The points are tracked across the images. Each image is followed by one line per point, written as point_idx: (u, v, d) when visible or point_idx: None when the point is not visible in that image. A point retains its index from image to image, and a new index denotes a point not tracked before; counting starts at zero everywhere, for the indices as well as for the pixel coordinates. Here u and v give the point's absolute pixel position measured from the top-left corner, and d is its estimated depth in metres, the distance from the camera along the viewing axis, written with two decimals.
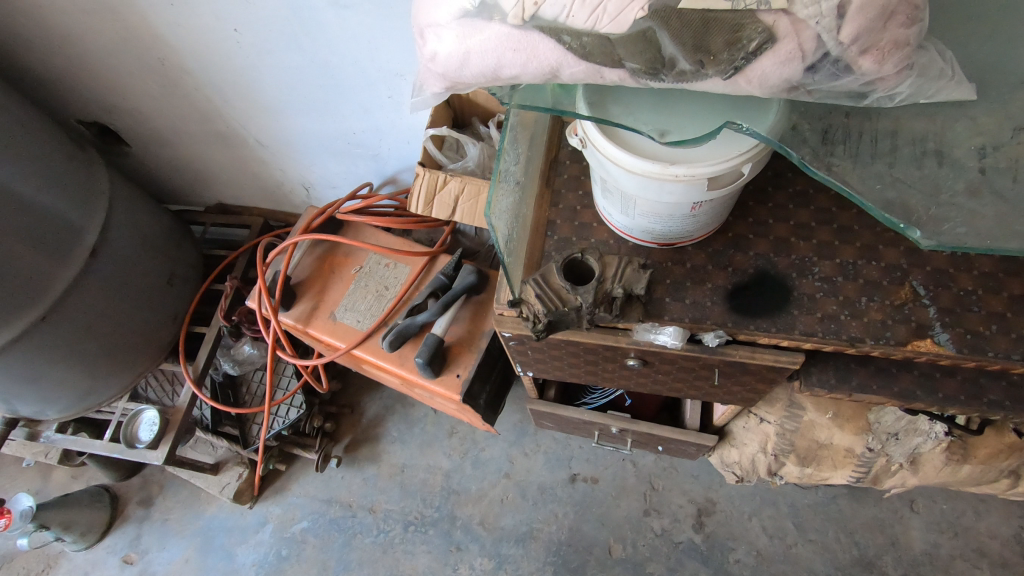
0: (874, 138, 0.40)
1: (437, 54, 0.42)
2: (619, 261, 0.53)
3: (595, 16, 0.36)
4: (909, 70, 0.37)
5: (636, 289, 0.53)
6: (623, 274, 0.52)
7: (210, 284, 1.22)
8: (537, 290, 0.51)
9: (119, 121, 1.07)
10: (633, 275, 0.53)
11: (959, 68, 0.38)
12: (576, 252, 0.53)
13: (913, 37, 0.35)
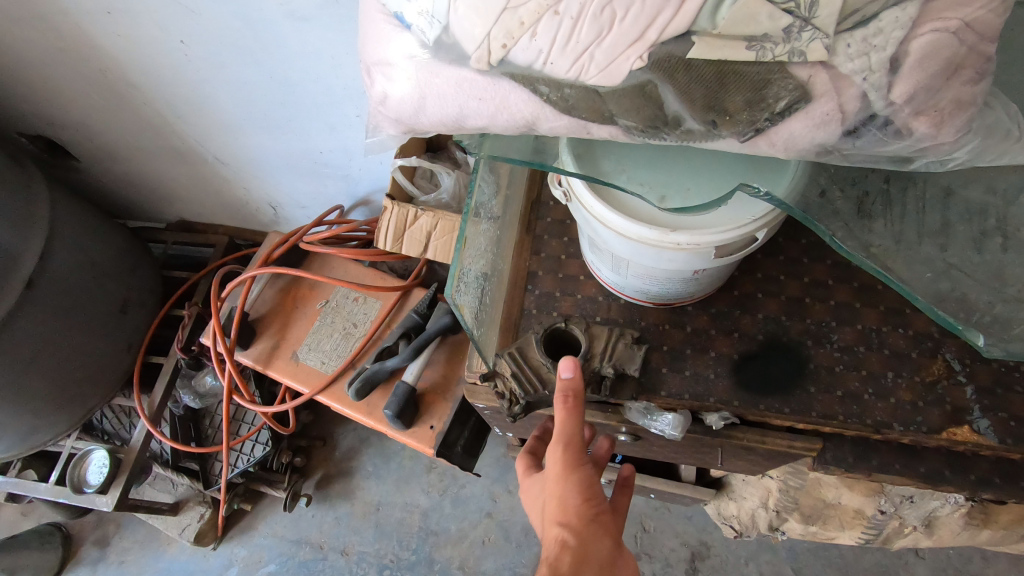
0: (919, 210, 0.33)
1: (387, 96, 0.35)
2: (609, 334, 0.47)
3: (580, 64, 0.28)
4: (970, 134, 0.29)
5: (629, 365, 0.46)
6: (614, 350, 0.46)
7: (169, 309, 1.13)
8: (513, 368, 0.45)
9: (65, 135, 0.98)
10: (627, 348, 0.47)
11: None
12: (558, 322, 0.47)
13: (980, 95, 0.28)
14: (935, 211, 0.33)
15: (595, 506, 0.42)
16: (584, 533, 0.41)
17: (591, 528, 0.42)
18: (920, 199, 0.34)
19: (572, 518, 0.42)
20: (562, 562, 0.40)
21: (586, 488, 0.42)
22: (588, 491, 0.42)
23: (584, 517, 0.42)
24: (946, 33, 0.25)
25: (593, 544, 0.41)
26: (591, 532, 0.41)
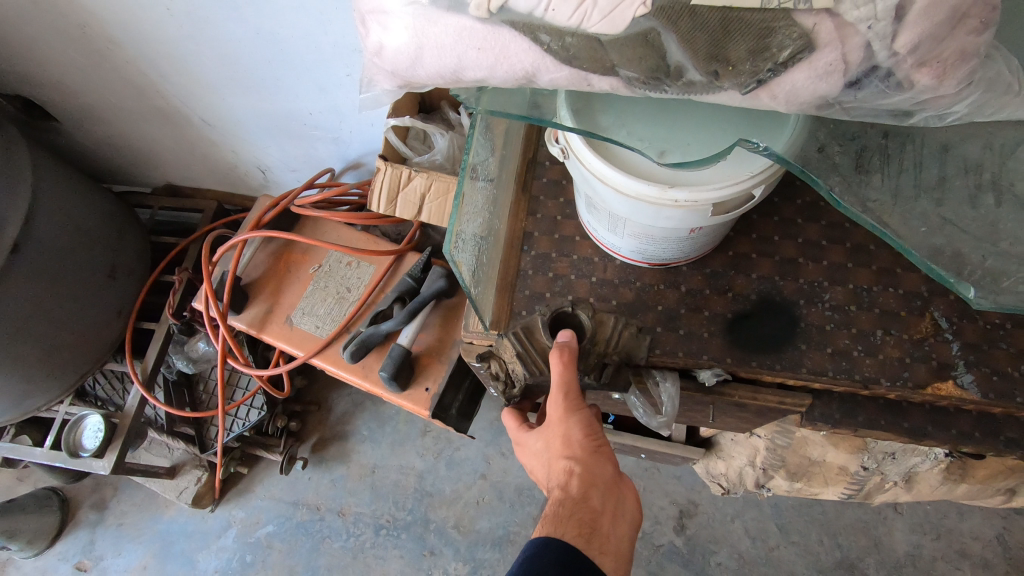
0: (916, 165, 0.33)
1: (383, 47, 0.34)
2: (615, 320, 0.46)
3: (582, 11, 0.27)
4: (970, 87, 0.29)
5: (633, 354, 0.46)
6: (620, 339, 0.46)
7: (159, 275, 1.12)
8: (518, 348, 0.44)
9: (43, 94, 0.95)
10: (631, 336, 0.46)
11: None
12: (561, 306, 0.46)
13: (982, 47, 0.28)
14: (931, 166, 0.33)
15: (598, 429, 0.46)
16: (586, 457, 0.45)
17: (593, 451, 0.46)
18: (921, 151, 0.34)
19: (575, 448, 0.45)
20: (570, 488, 0.44)
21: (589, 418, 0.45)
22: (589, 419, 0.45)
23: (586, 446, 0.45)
24: None
25: (596, 463, 0.45)
26: (593, 456, 0.45)
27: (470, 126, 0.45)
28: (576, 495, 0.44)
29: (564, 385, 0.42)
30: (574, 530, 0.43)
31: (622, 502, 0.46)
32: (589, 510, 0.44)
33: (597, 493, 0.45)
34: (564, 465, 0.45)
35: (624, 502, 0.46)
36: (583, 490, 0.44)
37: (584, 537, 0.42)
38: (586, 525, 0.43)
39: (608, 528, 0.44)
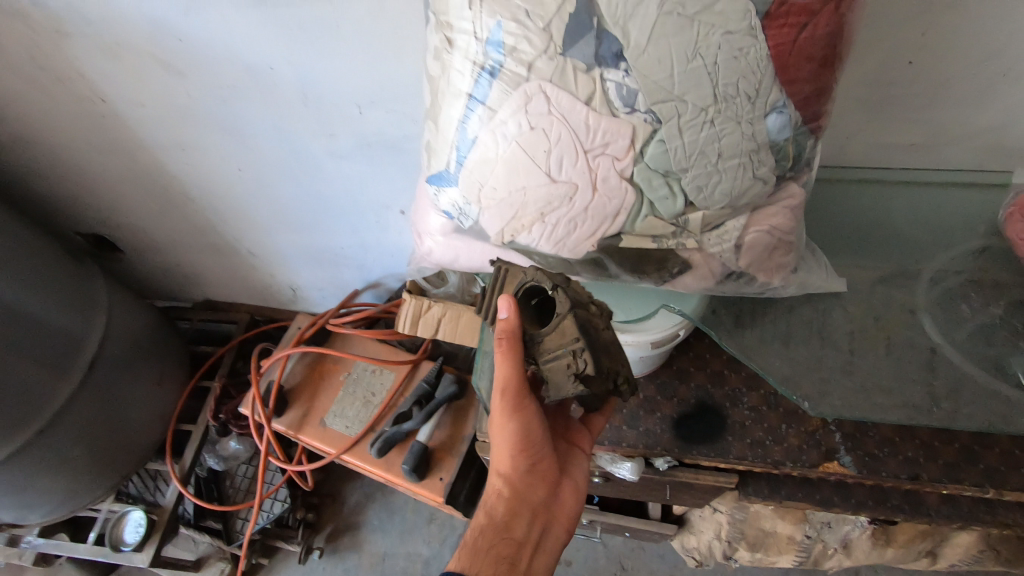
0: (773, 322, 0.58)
1: (431, 252, 0.57)
2: (567, 337, 0.43)
3: (558, 246, 0.47)
4: (790, 277, 0.51)
5: (555, 383, 0.44)
6: (553, 361, 0.44)
7: (197, 381, 1.27)
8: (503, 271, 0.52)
9: (116, 233, 1.14)
10: (572, 363, 0.43)
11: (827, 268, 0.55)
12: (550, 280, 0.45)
13: (790, 259, 0.50)
14: (782, 322, 0.58)
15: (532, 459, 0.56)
16: (516, 483, 0.56)
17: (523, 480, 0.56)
18: (776, 312, 0.59)
19: (509, 471, 0.55)
20: (497, 511, 0.55)
21: (522, 446, 0.53)
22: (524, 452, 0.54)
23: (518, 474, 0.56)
24: (765, 232, 0.46)
25: (523, 493, 0.56)
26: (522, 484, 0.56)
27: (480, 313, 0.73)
28: (501, 515, 0.55)
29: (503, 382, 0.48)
30: (494, 544, 0.54)
31: (545, 531, 0.57)
32: (510, 532, 0.55)
33: (520, 518, 0.56)
34: (496, 487, 0.56)
35: (546, 530, 0.58)
36: (507, 513, 0.55)
37: (499, 555, 0.53)
38: (506, 552, 0.54)
39: (527, 556, 0.55)
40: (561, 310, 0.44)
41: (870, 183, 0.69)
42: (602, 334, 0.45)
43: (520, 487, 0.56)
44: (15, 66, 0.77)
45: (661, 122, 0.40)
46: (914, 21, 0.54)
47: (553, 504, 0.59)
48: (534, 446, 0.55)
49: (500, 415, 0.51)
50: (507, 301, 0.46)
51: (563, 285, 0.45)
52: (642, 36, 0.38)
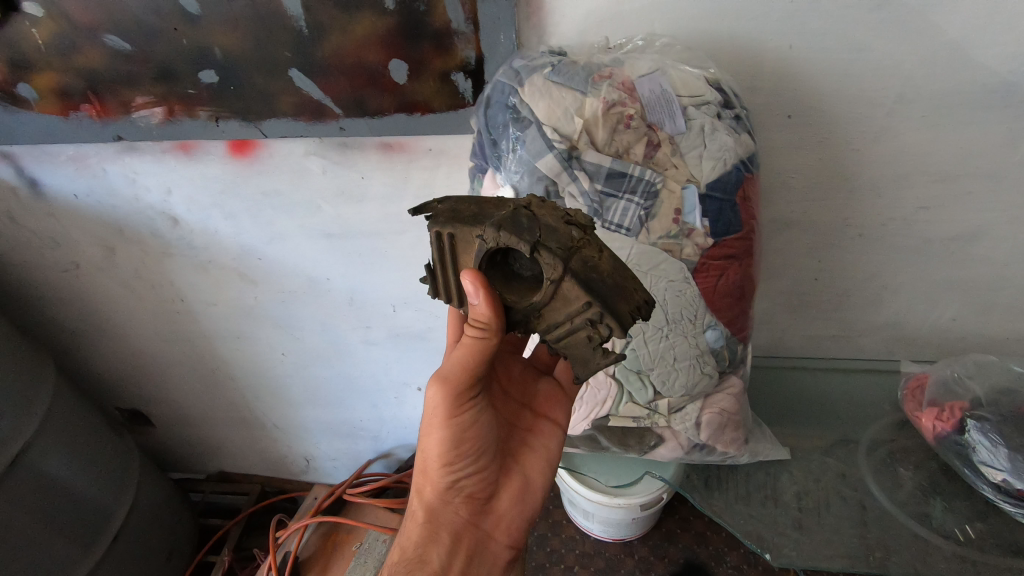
0: (735, 484, 0.71)
1: None
2: (575, 303, 0.44)
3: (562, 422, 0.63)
4: (742, 447, 0.65)
5: (580, 353, 0.48)
6: (572, 334, 0.46)
7: (203, 556, 1.29)
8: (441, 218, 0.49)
9: (154, 409, 1.26)
10: (599, 331, 0.45)
11: (772, 440, 0.70)
12: (522, 238, 0.43)
13: (741, 433, 0.64)
14: (743, 485, 0.71)
15: (458, 470, 0.55)
16: (441, 500, 0.56)
17: (449, 495, 0.56)
18: (736, 477, 0.72)
19: (432, 486, 0.56)
20: (420, 532, 0.56)
21: (445, 451, 0.54)
22: (446, 462, 0.54)
23: (442, 491, 0.56)
24: (717, 412, 0.61)
25: (449, 507, 0.57)
26: (446, 500, 0.56)
27: None
28: (423, 537, 0.56)
29: (444, 377, 0.51)
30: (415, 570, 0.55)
31: (476, 556, 0.57)
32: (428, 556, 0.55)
33: (442, 538, 0.56)
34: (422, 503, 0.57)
35: (478, 553, 0.57)
36: (428, 530, 0.56)
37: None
38: None
39: None
40: (555, 277, 0.44)
41: (791, 366, 0.87)
42: (603, 268, 0.45)
43: (442, 506, 0.56)
44: (122, 278, 0.98)
45: (631, 335, 0.58)
46: (807, 254, 0.76)
47: (489, 525, 0.58)
48: (461, 457, 0.55)
49: (429, 417, 0.53)
50: (476, 281, 0.45)
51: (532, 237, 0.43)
52: None
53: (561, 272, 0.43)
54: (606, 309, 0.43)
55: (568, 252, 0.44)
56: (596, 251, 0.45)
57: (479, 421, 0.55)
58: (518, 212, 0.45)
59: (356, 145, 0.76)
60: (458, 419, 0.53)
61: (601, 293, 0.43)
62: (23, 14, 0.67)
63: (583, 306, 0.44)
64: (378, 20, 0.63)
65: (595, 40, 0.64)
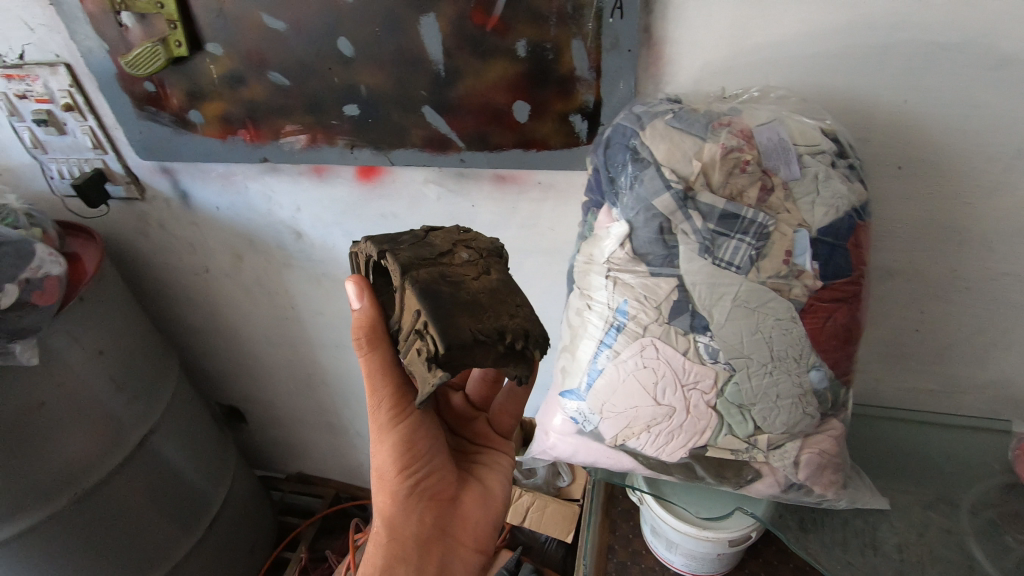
0: (830, 530, 0.71)
1: (554, 447, 0.73)
2: (411, 309, 0.53)
3: (659, 449, 0.63)
4: (841, 492, 0.65)
5: (418, 369, 0.53)
6: (410, 345, 0.53)
7: (279, 552, 1.36)
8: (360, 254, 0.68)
9: (250, 407, 1.36)
10: (425, 342, 0.51)
11: (873, 489, 0.69)
12: (381, 247, 0.58)
13: (840, 477, 0.65)
14: (838, 532, 0.71)
15: (416, 474, 0.63)
16: (404, 509, 0.62)
17: (410, 503, 0.63)
18: (832, 522, 0.71)
19: (391, 498, 0.62)
20: (388, 545, 0.61)
21: (400, 457, 0.61)
22: (404, 468, 0.62)
23: (404, 500, 0.62)
24: (817, 453, 0.62)
25: (411, 517, 0.63)
26: (409, 509, 0.63)
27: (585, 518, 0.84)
28: (393, 548, 0.61)
29: (376, 393, 0.59)
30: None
31: (447, 553, 0.65)
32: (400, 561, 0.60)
33: (411, 543, 0.62)
34: (383, 519, 0.62)
35: (448, 551, 0.65)
36: (395, 541, 0.61)
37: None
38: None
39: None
40: (399, 283, 0.55)
41: (888, 417, 0.84)
42: (454, 289, 0.54)
43: (404, 514, 0.62)
44: (244, 284, 1.09)
45: (735, 369, 0.59)
46: (910, 304, 0.76)
47: (453, 527, 0.67)
48: (415, 461, 0.63)
49: (378, 429, 0.61)
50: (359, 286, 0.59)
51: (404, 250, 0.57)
52: (722, 316, 0.59)
53: (401, 276, 0.54)
54: (431, 317, 0.51)
55: (421, 265, 0.56)
56: (463, 276, 0.56)
57: (423, 427, 0.64)
58: (413, 236, 0.61)
59: (472, 175, 0.83)
60: (409, 427, 0.62)
61: (432, 301, 0.52)
62: (207, 52, 0.79)
63: (415, 312, 0.52)
64: (510, 66, 0.70)
65: (710, 89, 0.68)
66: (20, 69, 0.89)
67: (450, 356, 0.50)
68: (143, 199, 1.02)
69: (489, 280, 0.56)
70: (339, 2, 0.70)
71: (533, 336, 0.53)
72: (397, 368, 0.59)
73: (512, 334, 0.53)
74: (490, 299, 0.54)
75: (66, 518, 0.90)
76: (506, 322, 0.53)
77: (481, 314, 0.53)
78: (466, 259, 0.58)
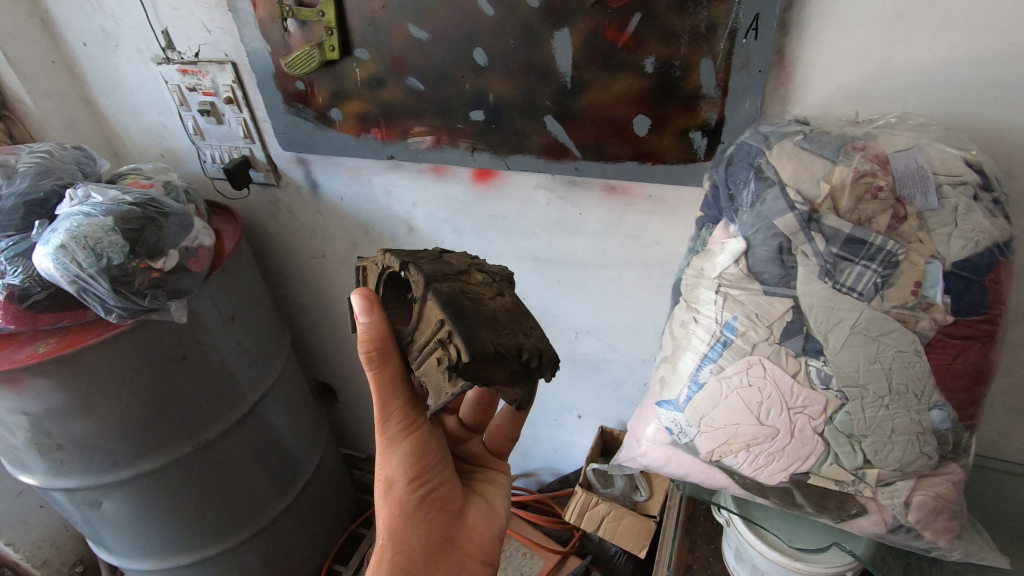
0: None
1: (645, 455, 0.74)
2: (434, 319, 0.56)
3: (757, 470, 0.63)
4: (954, 542, 0.62)
5: (436, 379, 0.55)
6: (431, 353, 0.55)
7: (356, 526, 1.45)
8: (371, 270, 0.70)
9: (343, 387, 1.46)
10: (448, 351, 0.53)
11: (991, 545, 0.65)
12: (402, 259, 0.61)
13: (955, 526, 0.61)
14: None
15: (424, 485, 0.67)
16: (413, 519, 0.66)
17: (418, 513, 0.66)
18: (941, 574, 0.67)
19: (400, 510, 0.65)
20: (398, 556, 0.64)
21: (409, 466, 0.65)
22: (412, 478, 0.66)
23: (413, 510, 0.66)
24: (931, 496, 0.59)
25: (419, 527, 0.66)
26: (417, 519, 0.66)
27: (671, 536, 0.84)
28: (403, 558, 0.64)
29: (385, 406, 0.64)
30: None
31: (457, 562, 0.68)
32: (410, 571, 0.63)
33: (421, 551, 0.65)
34: (388, 532, 0.65)
35: (457, 561, 0.68)
36: (402, 553, 0.64)
37: None
38: None
39: None
40: (421, 293, 0.57)
41: (1006, 471, 0.78)
42: (477, 302, 0.57)
43: (414, 524, 0.65)
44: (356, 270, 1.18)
45: (848, 399, 0.58)
46: None
47: (460, 539, 0.69)
48: (422, 471, 0.67)
49: (387, 441, 0.65)
50: (366, 300, 0.61)
51: (425, 263, 0.60)
52: (838, 341, 0.57)
53: (424, 287, 0.57)
54: (454, 323, 0.53)
55: (441, 278, 0.59)
56: (482, 293, 0.59)
57: (430, 438, 0.68)
58: (430, 256, 0.64)
59: (584, 184, 0.86)
60: (416, 438, 0.66)
61: (455, 312, 0.54)
62: (354, 57, 0.87)
63: (439, 321, 0.54)
64: (636, 81, 0.72)
65: (841, 113, 0.67)
66: (194, 66, 1.02)
67: (475, 363, 0.52)
68: (278, 185, 1.12)
69: (507, 299, 0.60)
70: (480, 15, 0.76)
71: (549, 352, 0.56)
72: (404, 382, 0.63)
73: (529, 352, 0.55)
74: (509, 315, 0.57)
75: (188, 464, 1.01)
76: (527, 338, 0.56)
77: (500, 328, 0.55)
78: (482, 279, 0.61)
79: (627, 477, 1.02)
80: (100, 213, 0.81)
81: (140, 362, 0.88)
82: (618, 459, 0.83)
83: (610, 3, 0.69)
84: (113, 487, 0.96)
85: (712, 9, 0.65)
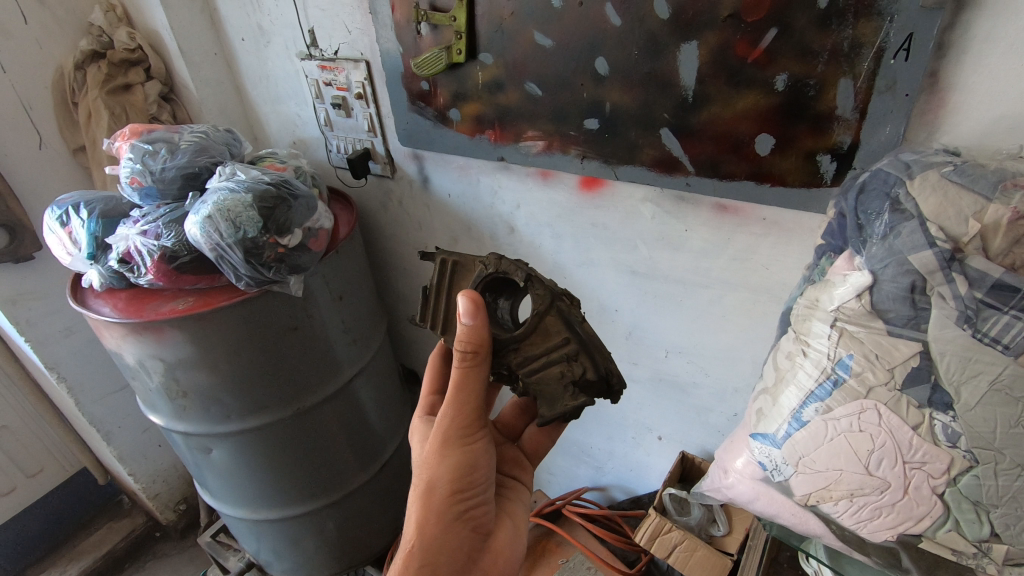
0: None
1: (732, 486, 0.71)
2: (556, 335, 0.68)
3: (859, 523, 0.59)
4: None
5: (557, 389, 0.68)
6: (549, 368, 0.68)
7: None
8: (448, 263, 0.73)
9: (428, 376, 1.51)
10: (573, 366, 0.67)
11: None
12: (527, 272, 0.67)
13: None
14: None
15: (464, 502, 0.67)
16: (446, 533, 0.66)
17: (452, 528, 0.67)
18: None
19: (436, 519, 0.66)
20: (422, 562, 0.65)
21: (455, 474, 0.67)
22: (457, 488, 0.67)
23: (450, 522, 0.66)
24: None
25: (451, 543, 0.66)
26: (449, 532, 0.66)
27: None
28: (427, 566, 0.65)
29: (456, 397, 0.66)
30: None
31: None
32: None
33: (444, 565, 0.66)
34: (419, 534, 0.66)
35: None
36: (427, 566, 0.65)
37: None
38: None
39: None
40: (547, 309, 0.67)
41: None
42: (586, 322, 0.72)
43: (445, 537, 0.66)
44: None
45: (979, 462, 0.52)
46: None
47: (485, 563, 0.71)
48: (468, 487, 0.68)
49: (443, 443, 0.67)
50: (470, 299, 0.63)
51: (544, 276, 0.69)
52: (972, 398, 0.52)
53: (551, 304, 0.67)
54: (583, 343, 0.67)
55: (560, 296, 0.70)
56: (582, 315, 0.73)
57: (481, 455, 0.69)
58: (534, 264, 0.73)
59: (693, 201, 0.84)
60: (467, 449, 0.68)
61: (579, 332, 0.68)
62: (479, 61, 0.91)
63: (564, 338, 0.67)
64: (764, 98, 0.69)
65: (1001, 146, 0.61)
66: (333, 62, 1.11)
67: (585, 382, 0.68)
68: (393, 177, 1.19)
69: None
70: (607, 25, 0.76)
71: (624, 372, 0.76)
72: (475, 391, 0.66)
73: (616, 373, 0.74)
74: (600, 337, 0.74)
75: (287, 426, 1.09)
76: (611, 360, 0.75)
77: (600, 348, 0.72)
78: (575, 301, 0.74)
79: (703, 508, 0.98)
80: (242, 190, 0.91)
81: (259, 327, 0.96)
82: (701, 486, 0.80)
83: (745, 17, 0.66)
84: (222, 437, 1.06)
85: (858, 27, 0.61)
